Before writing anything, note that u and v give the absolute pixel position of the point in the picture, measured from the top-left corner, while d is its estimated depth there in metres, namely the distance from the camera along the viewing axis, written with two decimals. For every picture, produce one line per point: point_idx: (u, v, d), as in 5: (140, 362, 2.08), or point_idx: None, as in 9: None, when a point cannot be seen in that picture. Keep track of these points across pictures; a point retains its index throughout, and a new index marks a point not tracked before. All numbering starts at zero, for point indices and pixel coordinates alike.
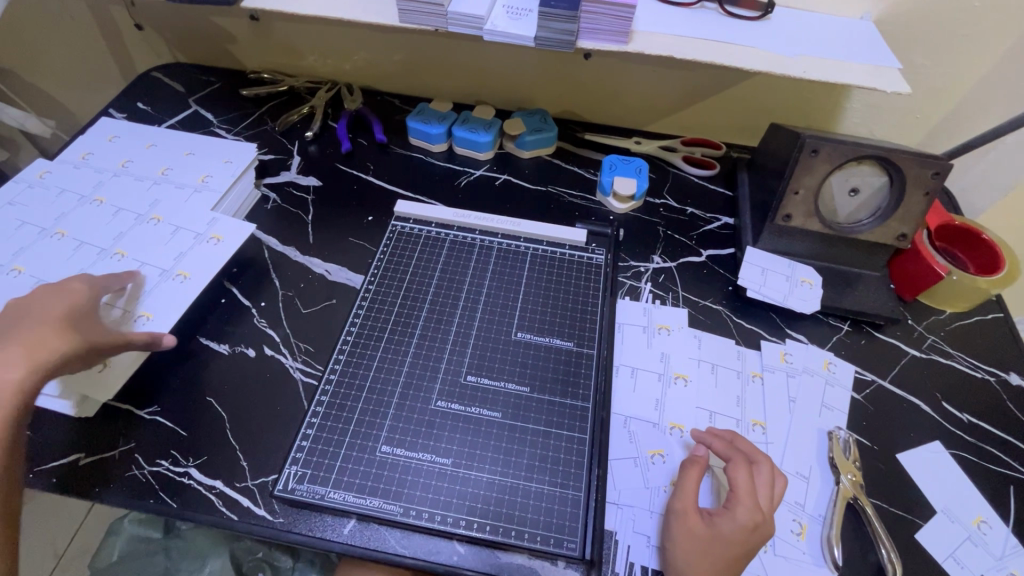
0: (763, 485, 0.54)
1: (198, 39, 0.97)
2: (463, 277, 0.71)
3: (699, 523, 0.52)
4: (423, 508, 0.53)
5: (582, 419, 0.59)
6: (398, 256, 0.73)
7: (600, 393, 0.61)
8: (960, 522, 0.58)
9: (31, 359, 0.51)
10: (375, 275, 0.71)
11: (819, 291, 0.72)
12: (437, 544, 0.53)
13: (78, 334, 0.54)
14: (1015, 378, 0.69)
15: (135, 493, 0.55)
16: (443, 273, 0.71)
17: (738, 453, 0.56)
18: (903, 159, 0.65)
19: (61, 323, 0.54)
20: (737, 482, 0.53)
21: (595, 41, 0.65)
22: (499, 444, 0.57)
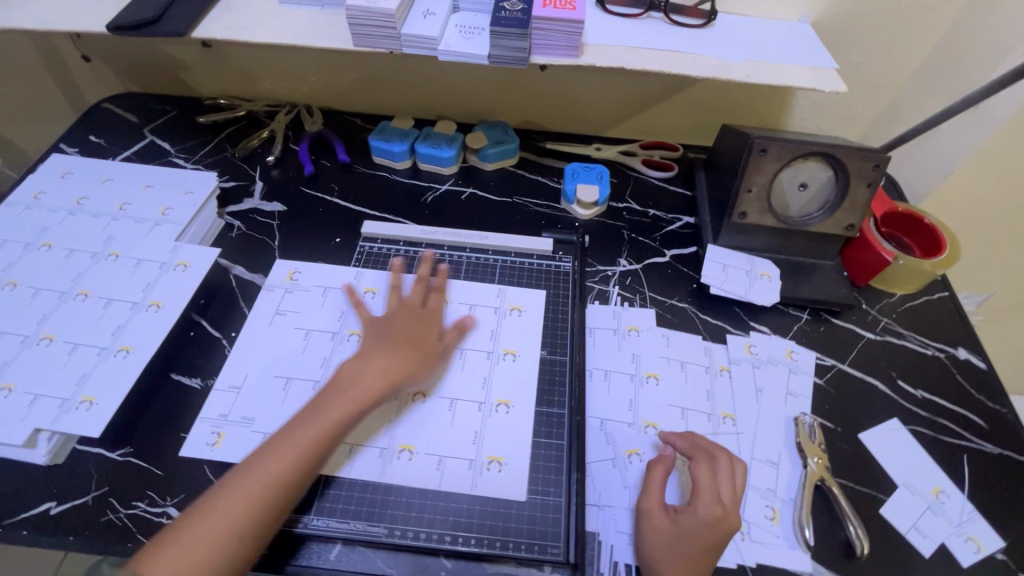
0: (725, 479, 0.56)
1: (149, 68, 0.95)
2: (370, 291, 0.72)
3: (664, 520, 0.54)
4: (434, 450, 0.58)
5: (512, 444, 0.59)
6: (297, 286, 0.73)
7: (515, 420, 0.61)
8: (920, 493, 0.61)
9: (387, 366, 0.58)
10: (283, 308, 0.71)
11: (777, 284, 0.75)
12: (477, 491, 0.56)
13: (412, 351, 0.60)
14: (963, 354, 0.73)
15: (111, 538, 0.54)
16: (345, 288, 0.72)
17: (699, 450, 0.58)
18: (845, 154, 0.68)
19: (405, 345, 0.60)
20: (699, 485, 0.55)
21: (548, 56, 0.67)
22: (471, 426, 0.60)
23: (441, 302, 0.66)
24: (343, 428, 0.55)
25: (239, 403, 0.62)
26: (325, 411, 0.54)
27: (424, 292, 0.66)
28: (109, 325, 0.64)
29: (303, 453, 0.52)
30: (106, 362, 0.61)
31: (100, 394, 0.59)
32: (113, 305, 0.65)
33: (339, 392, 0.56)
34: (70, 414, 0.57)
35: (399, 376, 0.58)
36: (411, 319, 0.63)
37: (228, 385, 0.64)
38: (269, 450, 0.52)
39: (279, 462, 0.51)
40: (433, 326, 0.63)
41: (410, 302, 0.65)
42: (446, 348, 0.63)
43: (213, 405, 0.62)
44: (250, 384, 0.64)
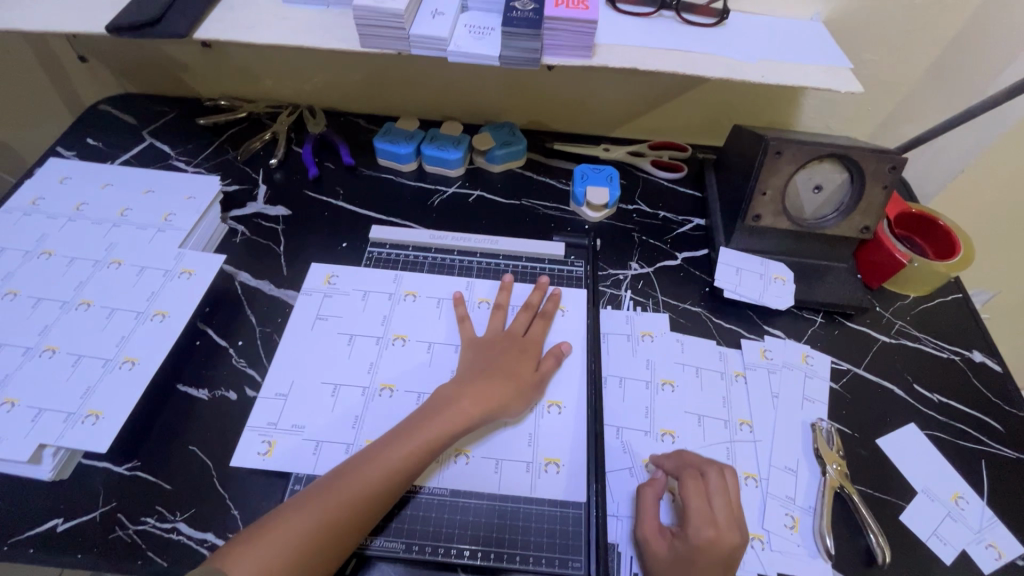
0: (717, 495, 0.53)
1: (147, 68, 0.93)
2: (410, 294, 0.72)
3: (662, 546, 0.52)
4: (491, 453, 0.58)
5: (569, 446, 0.60)
6: (336, 290, 0.72)
7: (567, 421, 0.61)
8: (939, 499, 0.60)
9: (486, 397, 0.58)
10: (324, 313, 0.70)
11: (791, 287, 0.74)
12: (534, 493, 0.56)
13: (509, 380, 0.60)
14: (978, 356, 0.73)
15: (120, 555, 0.53)
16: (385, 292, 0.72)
17: (688, 467, 0.56)
18: (861, 156, 0.68)
19: (506, 375, 0.60)
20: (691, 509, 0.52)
21: (560, 56, 0.65)
22: (526, 427, 0.60)
23: (542, 331, 0.66)
24: (434, 453, 0.55)
25: (287, 411, 0.62)
26: (418, 431, 0.55)
27: (529, 318, 0.67)
28: (114, 336, 0.62)
29: (393, 471, 0.52)
30: (112, 373, 0.60)
31: (106, 407, 0.57)
32: (117, 315, 0.64)
33: (436, 414, 0.56)
34: (76, 429, 0.56)
35: (496, 404, 0.58)
36: (509, 346, 0.63)
37: (275, 393, 0.63)
38: (355, 463, 0.52)
39: (363, 473, 0.51)
40: (530, 354, 0.63)
41: (512, 329, 0.66)
42: (543, 377, 0.62)
43: (260, 414, 0.62)
44: (297, 390, 0.63)
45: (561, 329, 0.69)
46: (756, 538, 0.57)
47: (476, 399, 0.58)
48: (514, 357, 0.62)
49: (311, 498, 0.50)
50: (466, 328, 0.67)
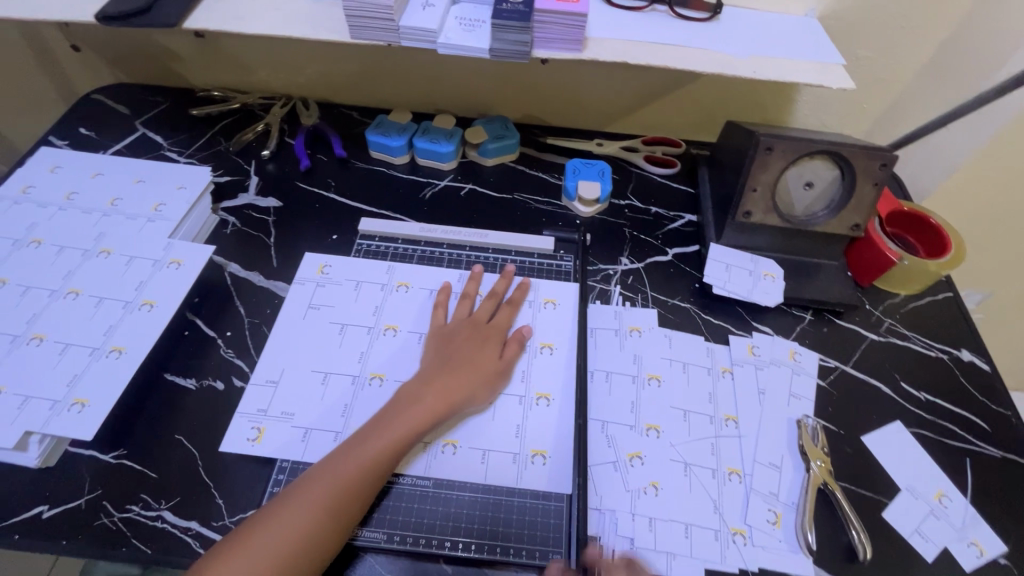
0: None
1: (141, 58, 0.93)
2: (402, 285, 0.72)
3: None
4: (479, 444, 0.59)
5: (555, 437, 0.60)
6: (329, 280, 0.72)
7: (556, 411, 0.62)
8: (923, 497, 0.61)
9: (450, 390, 0.59)
10: (316, 303, 0.70)
11: (781, 284, 0.74)
12: (522, 483, 0.57)
13: (474, 373, 0.61)
14: (967, 355, 0.72)
15: (105, 542, 0.54)
16: (377, 282, 0.72)
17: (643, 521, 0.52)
18: (852, 153, 0.67)
19: (472, 368, 0.61)
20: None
21: (550, 50, 0.65)
22: (513, 418, 0.61)
23: (509, 319, 0.67)
24: (404, 449, 0.55)
25: (278, 398, 0.62)
26: (383, 430, 0.55)
27: (497, 306, 0.68)
28: (101, 325, 0.62)
29: (363, 474, 0.52)
30: (98, 362, 0.60)
31: (92, 396, 0.57)
32: (105, 304, 0.64)
33: (400, 412, 0.57)
34: (62, 417, 0.56)
35: (460, 396, 0.59)
36: (473, 338, 0.64)
37: (265, 380, 0.63)
38: (323, 469, 0.52)
39: (334, 479, 0.52)
40: (494, 341, 0.64)
41: (477, 317, 0.66)
42: (508, 364, 0.63)
43: (251, 401, 0.62)
44: (288, 378, 0.64)
45: (541, 319, 0.69)
46: (739, 533, 0.57)
47: (440, 391, 0.58)
48: (476, 348, 0.63)
49: (283, 510, 0.50)
50: (437, 315, 0.67)
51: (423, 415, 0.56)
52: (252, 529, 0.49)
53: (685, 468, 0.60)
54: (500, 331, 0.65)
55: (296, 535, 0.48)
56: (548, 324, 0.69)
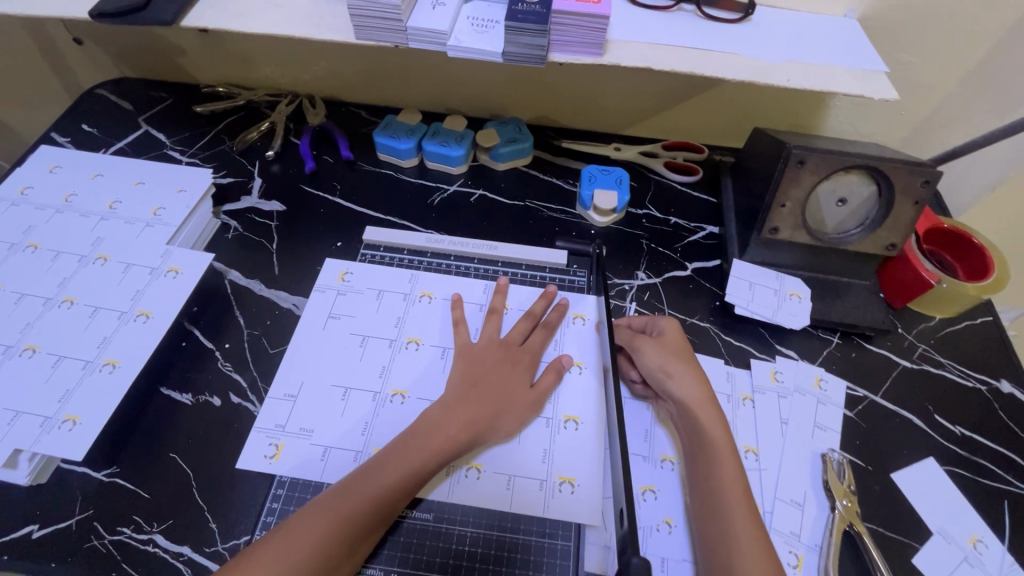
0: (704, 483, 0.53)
1: (144, 53, 0.90)
2: (426, 295, 0.69)
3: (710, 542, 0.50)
4: (505, 469, 0.56)
5: (584, 462, 0.57)
6: (350, 287, 0.69)
7: (585, 438, 0.58)
8: (956, 543, 0.57)
9: (475, 418, 0.55)
10: (336, 312, 0.67)
11: (807, 305, 0.70)
12: (549, 514, 0.54)
13: (500, 400, 0.57)
14: (1007, 386, 0.68)
15: (94, 566, 0.52)
16: (399, 292, 0.69)
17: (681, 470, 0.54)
18: (891, 168, 0.62)
19: (500, 395, 0.57)
20: (653, 358, 0.61)
21: (568, 53, 0.61)
22: (540, 443, 0.58)
23: (543, 343, 0.63)
24: (421, 479, 0.52)
25: (296, 412, 0.60)
26: (402, 456, 0.52)
27: (529, 328, 0.64)
28: (96, 336, 0.60)
29: (376, 505, 0.49)
30: (92, 376, 0.58)
31: (84, 412, 0.55)
32: (100, 314, 0.62)
33: (420, 439, 0.53)
34: (53, 434, 0.54)
35: (485, 427, 0.55)
36: (502, 361, 0.60)
37: (283, 394, 0.61)
38: (335, 494, 0.49)
39: (349, 500, 0.49)
40: (525, 367, 0.60)
41: (509, 339, 0.62)
42: (542, 394, 0.59)
43: (269, 416, 0.60)
44: (307, 391, 0.61)
45: (572, 339, 0.65)
46: None
47: (466, 418, 0.55)
48: (503, 372, 0.59)
49: (294, 529, 0.47)
50: (461, 333, 0.64)
51: (451, 440, 0.54)
52: (257, 552, 0.45)
53: None
54: (530, 353, 0.62)
55: (306, 559, 0.45)
56: (579, 344, 0.65)
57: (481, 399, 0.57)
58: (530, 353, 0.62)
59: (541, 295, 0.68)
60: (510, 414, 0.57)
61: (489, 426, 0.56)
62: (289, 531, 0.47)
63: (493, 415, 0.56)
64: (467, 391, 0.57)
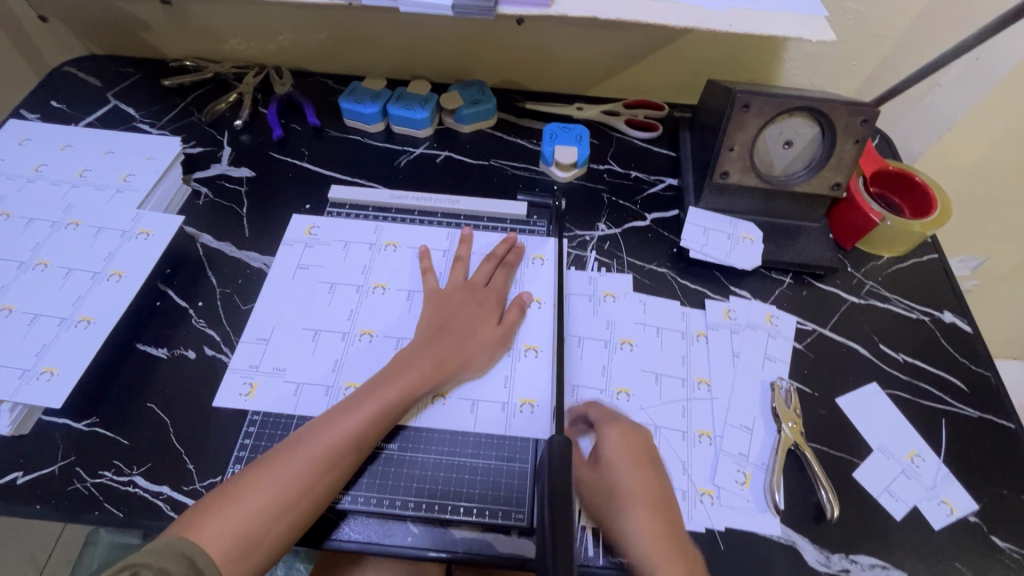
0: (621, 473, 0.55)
1: (110, 28, 0.91)
2: (391, 245, 0.71)
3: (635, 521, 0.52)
4: (468, 396, 0.59)
5: (543, 385, 0.60)
6: (317, 240, 0.72)
7: (543, 366, 0.62)
8: (895, 457, 0.60)
9: (443, 354, 0.58)
10: (305, 263, 0.70)
11: (759, 247, 0.72)
12: (510, 433, 0.57)
13: (467, 337, 0.60)
14: (949, 317, 0.71)
15: (78, 506, 0.54)
16: (366, 242, 0.72)
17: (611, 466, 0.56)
18: (831, 108, 0.65)
19: (467, 333, 0.60)
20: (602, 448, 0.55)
21: (516, 6, 0.63)
22: (502, 370, 0.61)
23: (505, 282, 0.66)
24: (393, 412, 0.55)
25: (269, 354, 0.63)
26: (375, 393, 0.55)
27: (492, 268, 0.67)
28: (70, 295, 0.62)
29: (352, 437, 0.52)
30: (67, 332, 0.60)
31: (61, 364, 0.58)
32: (73, 275, 0.64)
33: (391, 377, 0.56)
34: (31, 385, 0.56)
35: (454, 362, 0.58)
36: (467, 301, 0.63)
37: (256, 337, 0.64)
38: (310, 431, 0.52)
39: (322, 438, 0.51)
40: (491, 306, 0.63)
41: (473, 281, 0.65)
42: (508, 329, 0.62)
43: (242, 357, 0.63)
44: (278, 335, 0.64)
45: (531, 279, 0.69)
46: (706, 494, 0.57)
47: (435, 354, 0.58)
48: (470, 310, 0.62)
49: (273, 462, 0.50)
50: (427, 278, 0.66)
51: (420, 377, 0.56)
52: (242, 482, 0.49)
53: (654, 430, 0.60)
54: (495, 292, 0.64)
55: (282, 495, 0.48)
56: (538, 282, 0.68)
57: (449, 338, 0.59)
58: (495, 293, 0.64)
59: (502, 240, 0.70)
60: (478, 350, 0.60)
61: (458, 362, 0.58)
62: (270, 464, 0.50)
63: (461, 351, 0.59)
64: (436, 332, 0.60)
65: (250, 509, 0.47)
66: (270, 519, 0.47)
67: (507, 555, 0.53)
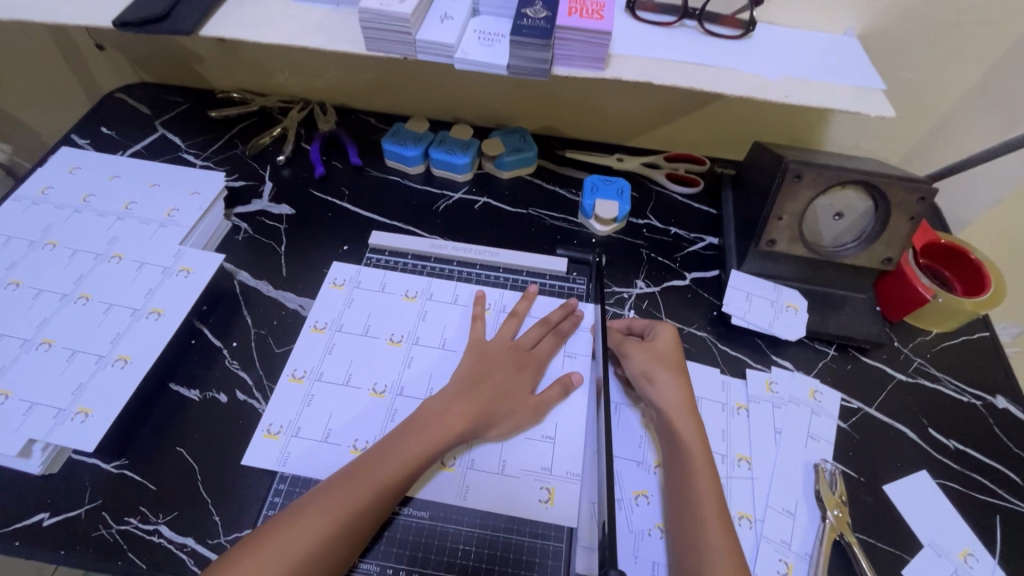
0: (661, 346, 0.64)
1: (163, 58, 0.93)
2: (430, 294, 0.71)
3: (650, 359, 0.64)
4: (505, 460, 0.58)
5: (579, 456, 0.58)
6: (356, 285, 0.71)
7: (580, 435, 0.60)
8: (947, 555, 0.57)
9: (472, 410, 0.57)
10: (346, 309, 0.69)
11: (804, 317, 0.70)
12: (546, 512, 0.55)
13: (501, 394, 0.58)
14: (1001, 402, 0.68)
15: (102, 555, 0.53)
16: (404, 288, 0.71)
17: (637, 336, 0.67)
18: (887, 184, 0.64)
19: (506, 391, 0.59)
20: (640, 362, 0.63)
21: (571, 67, 0.63)
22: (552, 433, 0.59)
23: (550, 350, 0.64)
24: (424, 466, 0.54)
25: (329, 362, 0.65)
26: (401, 445, 0.53)
27: (542, 333, 0.65)
28: (109, 332, 0.62)
29: (375, 494, 0.51)
30: (104, 371, 0.60)
31: (96, 405, 0.57)
32: (113, 310, 0.64)
33: (417, 430, 0.55)
34: (65, 426, 0.56)
35: (483, 418, 0.57)
36: (508, 363, 0.61)
37: (289, 389, 0.63)
38: (335, 488, 0.51)
39: (351, 492, 0.50)
40: (529, 372, 0.61)
41: (520, 343, 0.63)
42: (543, 404, 0.60)
43: (275, 406, 0.62)
44: (340, 347, 0.66)
45: (583, 349, 0.66)
46: None
47: (461, 410, 0.56)
48: (505, 359, 0.62)
49: (304, 511, 0.49)
50: (478, 328, 0.65)
51: (449, 422, 0.55)
52: (269, 531, 0.48)
53: None
54: (538, 357, 0.63)
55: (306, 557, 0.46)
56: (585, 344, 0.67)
57: (482, 396, 0.58)
58: (538, 357, 0.63)
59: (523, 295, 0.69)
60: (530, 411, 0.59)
61: (493, 418, 0.57)
62: (295, 515, 0.49)
63: (491, 410, 0.57)
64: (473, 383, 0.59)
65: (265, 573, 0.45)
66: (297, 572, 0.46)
67: None
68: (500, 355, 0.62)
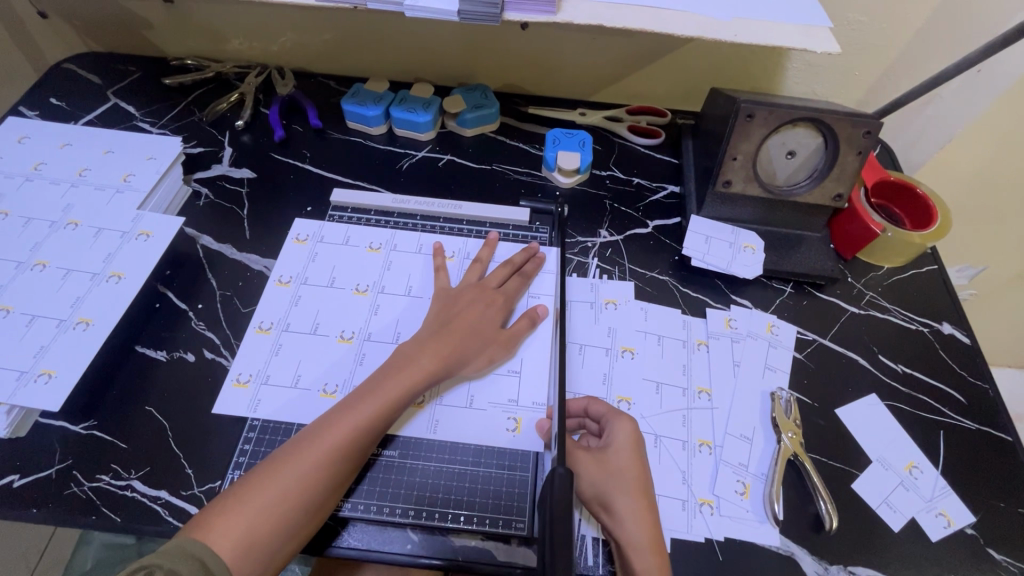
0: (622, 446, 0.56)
1: (111, 24, 0.90)
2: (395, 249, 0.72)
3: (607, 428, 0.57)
4: (472, 399, 0.59)
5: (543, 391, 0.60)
6: (319, 242, 0.72)
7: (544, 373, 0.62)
8: (893, 468, 0.60)
9: (444, 348, 0.58)
10: (310, 265, 0.70)
11: (761, 257, 0.73)
12: (513, 444, 0.57)
13: (472, 332, 0.60)
14: (947, 328, 0.72)
15: (75, 511, 0.54)
16: (368, 244, 0.72)
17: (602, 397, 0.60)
18: (835, 120, 0.65)
19: (476, 330, 0.60)
20: (592, 482, 0.54)
21: (522, 12, 0.63)
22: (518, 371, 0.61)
23: (517, 289, 0.65)
24: (401, 407, 0.55)
25: (295, 313, 0.66)
26: (380, 390, 0.54)
27: (508, 274, 0.66)
28: (69, 297, 0.62)
29: (352, 437, 0.51)
30: (66, 334, 0.59)
31: (58, 366, 0.57)
32: (72, 276, 0.63)
33: (394, 372, 0.55)
34: (29, 387, 0.56)
35: (456, 357, 0.58)
36: (476, 300, 0.63)
37: (257, 343, 0.64)
38: (315, 432, 0.51)
39: (327, 436, 0.51)
40: (499, 308, 0.63)
41: (486, 283, 0.65)
42: (514, 337, 0.62)
43: (243, 360, 0.63)
44: (307, 299, 0.67)
45: (546, 290, 0.68)
46: (706, 504, 0.57)
47: (433, 349, 0.57)
48: (471, 301, 0.63)
49: (282, 461, 0.49)
50: (442, 278, 0.67)
51: (422, 362, 0.56)
52: (247, 484, 0.48)
53: (654, 440, 0.60)
54: (506, 296, 0.64)
55: (285, 500, 0.47)
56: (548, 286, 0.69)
57: (452, 336, 0.59)
58: (506, 296, 0.64)
59: (485, 243, 0.70)
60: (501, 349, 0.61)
61: (465, 354, 0.59)
62: (272, 469, 0.49)
63: (460, 348, 0.58)
64: (446, 325, 0.60)
65: (243, 524, 0.46)
66: (276, 520, 0.47)
67: (506, 563, 0.53)
68: (466, 298, 0.63)
